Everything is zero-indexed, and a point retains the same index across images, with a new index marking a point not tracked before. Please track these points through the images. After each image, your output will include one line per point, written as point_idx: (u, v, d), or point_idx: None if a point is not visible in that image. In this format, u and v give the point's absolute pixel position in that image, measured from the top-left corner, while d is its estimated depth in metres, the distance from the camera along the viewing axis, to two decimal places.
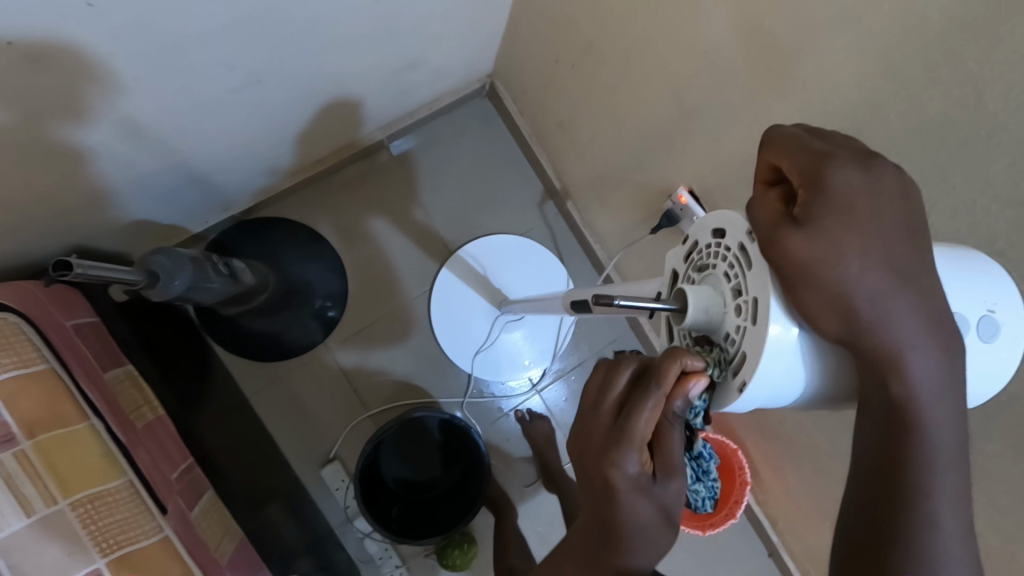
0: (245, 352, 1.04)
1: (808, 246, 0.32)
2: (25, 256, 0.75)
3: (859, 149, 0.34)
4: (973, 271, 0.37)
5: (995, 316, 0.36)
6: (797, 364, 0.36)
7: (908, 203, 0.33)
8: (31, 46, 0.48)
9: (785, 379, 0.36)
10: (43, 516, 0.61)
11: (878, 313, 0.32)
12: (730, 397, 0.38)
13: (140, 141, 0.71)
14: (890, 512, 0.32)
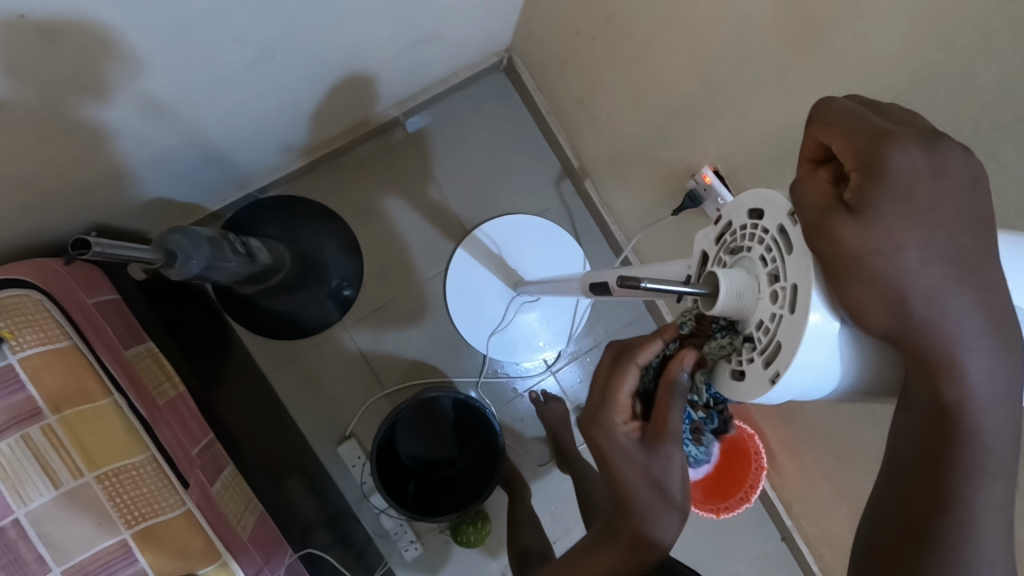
0: (261, 330, 1.05)
1: (859, 236, 0.30)
2: (46, 233, 0.75)
3: (925, 127, 0.31)
4: None
5: None
6: (835, 356, 0.34)
7: (977, 188, 0.30)
8: (43, 20, 0.47)
9: (822, 372, 0.34)
10: (71, 488, 0.63)
11: (934, 310, 0.30)
12: (760, 389, 0.36)
13: (156, 117, 0.70)
14: (927, 515, 0.31)
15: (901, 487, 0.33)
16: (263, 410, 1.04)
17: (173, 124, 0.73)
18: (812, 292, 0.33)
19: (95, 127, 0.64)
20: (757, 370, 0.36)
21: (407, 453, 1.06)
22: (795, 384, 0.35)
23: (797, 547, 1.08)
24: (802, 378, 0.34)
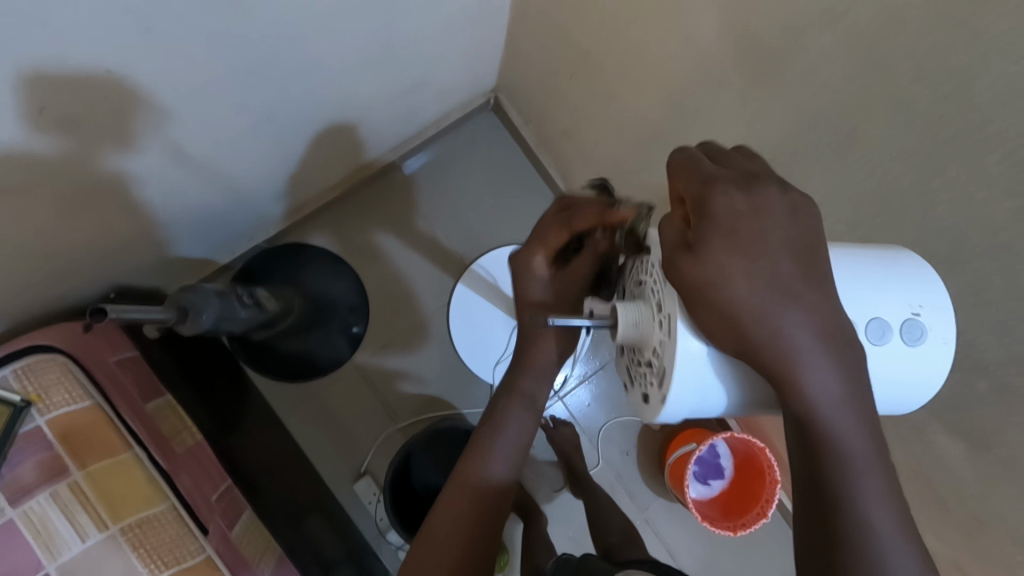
0: (274, 374, 1.08)
1: (698, 270, 0.38)
2: (69, 298, 0.80)
3: (745, 172, 0.39)
4: (905, 279, 0.43)
5: (920, 320, 0.42)
6: (712, 373, 0.42)
7: (795, 219, 0.38)
8: (61, 112, 0.52)
9: (703, 387, 0.43)
10: (98, 540, 0.67)
11: (769, 327, 0.37)
12: (659, 408, 0.45)
13: (175, 175, 0.75)
14: (830, 517, 0.37)
15: (802, 489, 0.39)
16: (278, 455, 1.05)
17: (183, 188, 0.78)
18: (680, 321, 0.42)
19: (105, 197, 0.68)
20: (655, 392, 0.45)
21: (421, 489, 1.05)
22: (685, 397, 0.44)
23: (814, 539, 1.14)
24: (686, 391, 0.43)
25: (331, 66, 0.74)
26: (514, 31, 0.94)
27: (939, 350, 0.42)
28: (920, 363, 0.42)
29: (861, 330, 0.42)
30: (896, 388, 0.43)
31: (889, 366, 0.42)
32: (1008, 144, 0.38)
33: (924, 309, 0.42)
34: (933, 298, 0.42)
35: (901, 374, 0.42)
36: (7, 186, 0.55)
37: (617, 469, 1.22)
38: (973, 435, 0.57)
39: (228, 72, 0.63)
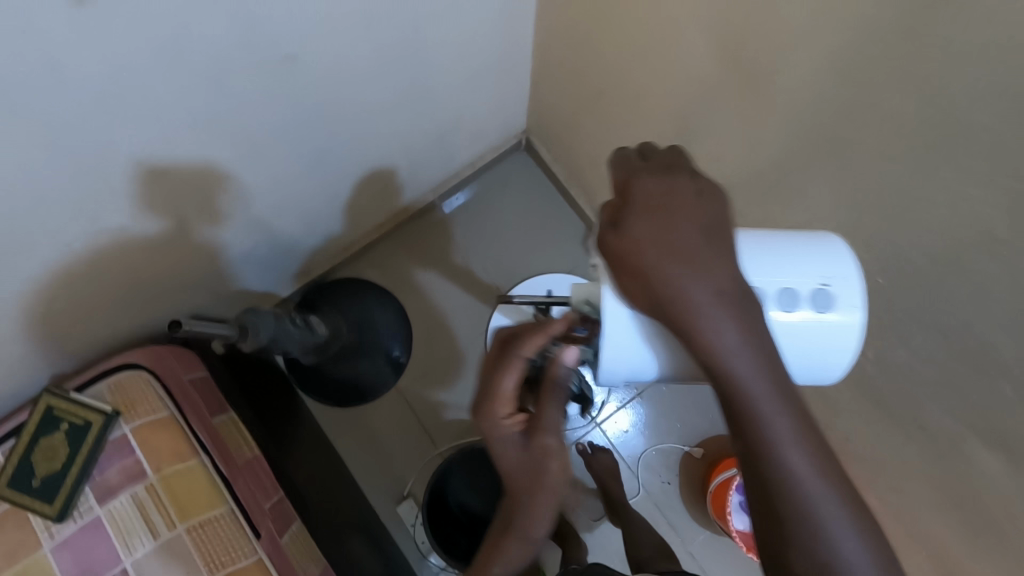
0: (324, 398, 1.16)
1: (621, 242, 0.41)
2: (155, 324, 0.93)
3: (665, 163, 0.45)
4: (834, 246, 0.45)
5: (830, 289, 0.43)
6: (637, 336, 0.45)
7: (704, 198, 0.42)
8: (155, 163, 0.63)
9: (634, 353, 0.46)
10: (167, 538, 0.76)
11: (675, 286, 0.39)
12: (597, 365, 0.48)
13: (247, 215, 0.86)
14: (756, 462, 0.38)
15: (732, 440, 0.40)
16: (326, 474, 1.13)
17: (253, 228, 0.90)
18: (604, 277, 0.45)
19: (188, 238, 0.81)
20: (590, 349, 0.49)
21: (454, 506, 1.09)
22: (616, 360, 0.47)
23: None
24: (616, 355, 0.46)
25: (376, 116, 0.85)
26: (539, 77, 1.03)
27: (846, 314, 0.43)
28: (833, 328, 0.43)
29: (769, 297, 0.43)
30: (811, 354, 0.44)
31: (801, 330, 0.43)
32: (980, 138, 0.40)
33: (834, 281, 0.43)
34: (844, 272, 0.43)
35: (810, 339, 0.43)
36: (114, 223, 0.67)
37: (656, 499, 1.21)
38: (1003, 444, 0.55)
39: (288, 124, 0.74)
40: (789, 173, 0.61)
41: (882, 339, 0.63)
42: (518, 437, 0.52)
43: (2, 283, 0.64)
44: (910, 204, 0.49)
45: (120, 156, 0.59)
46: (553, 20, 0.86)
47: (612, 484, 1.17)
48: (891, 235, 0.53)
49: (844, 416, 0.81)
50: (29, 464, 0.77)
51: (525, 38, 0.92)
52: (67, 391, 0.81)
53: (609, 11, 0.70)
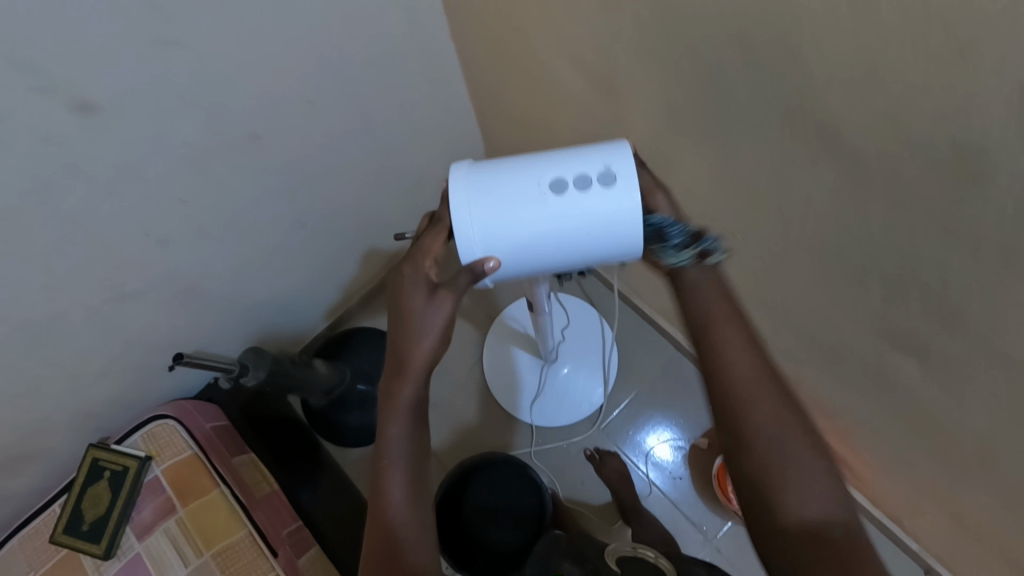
0: (342, 442, 1.20)
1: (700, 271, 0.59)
2: (179, 386, 1.06)
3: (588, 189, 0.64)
4: (608, 150, 0.59)
5: (608, 169, 0.57)
6: (489, 239, 0.57)
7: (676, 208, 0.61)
8: (159, 235, 0.78)
9: (489, 245, 0.58)
10: (195, 563, 0.87)
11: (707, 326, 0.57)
12: (468, 254, 0.58)
13: (249, 282, 0.99)
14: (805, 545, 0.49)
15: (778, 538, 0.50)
16: (350, 515, 1.13)
17: (254, 296, 1.02)
18: (465, 193, 0.57)
19: (200, 308, 0.94)
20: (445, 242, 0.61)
21: (473, 513, 1.14)
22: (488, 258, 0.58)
23: (908, 544, 1.03)
24: (487, 250, 0.58)
25: (349, 181, 1.00)
26: (484, 136, 1.16)
27: (624, 188, 0.56)
28: (615, 198, 0.56)
29: (549, 186, 0.57)
30: (612, 217, 0.57)
31: (576, 207, 0.57)
32: (743, 76, 0.50)
33: (612, 164, 0.57)
34: (619, 158, 0.58)
35: (606, 209, 0.57)
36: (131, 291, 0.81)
37: (672, 499, 1.19)
38: (912, 344, 0.60)
39: (270, 196, 0.88)
40: (660, 156, 0.71)
41: (796, 277, 0.68)
42: (424, 292, 0.61)
43: (49, 348, 0.78)
44: (754, 150, 0.56)
45: (132, 233, 0.75)
46: (477, 82, 1.01)
47: (623, 486, 1.15)
48: (740, 177, 0.61)
49: (810, 369, 0.83)
50: (80, 512, 0.89)
51: (463, 102, 1.08)
52: (109, 445, 0.94)
53: (508, 59, 0.84)
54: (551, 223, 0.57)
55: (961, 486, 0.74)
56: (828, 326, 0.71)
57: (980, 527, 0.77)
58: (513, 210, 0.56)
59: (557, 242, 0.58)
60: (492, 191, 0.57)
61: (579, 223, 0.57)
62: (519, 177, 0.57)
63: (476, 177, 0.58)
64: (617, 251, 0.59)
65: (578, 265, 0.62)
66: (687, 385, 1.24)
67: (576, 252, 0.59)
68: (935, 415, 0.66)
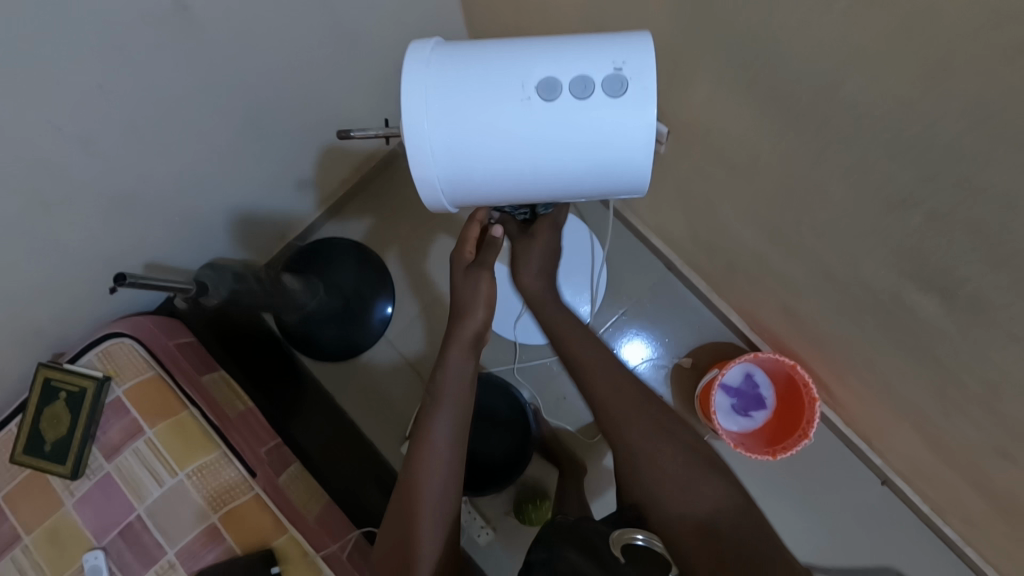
0: (316, 356, 1.14)
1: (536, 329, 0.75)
2: (132, 300, 0.97)
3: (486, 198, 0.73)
4: (614, 46, 0.51)
5: (619, 73, 0.49)
6: (446, 151, 0.52)
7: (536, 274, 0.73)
8: (77, 129, 0.64)
9: (443, 159, 0.52)
10: (171, 484, 0.85)
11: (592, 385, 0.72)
12: (423, 169, 0.53)
13: (198, 184, 0.85)
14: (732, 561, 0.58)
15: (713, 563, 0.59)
16: (331, 429, 1.13)
17: (206, 200, 0.90)
18: (422, 94, 0.51)
19: (148, 217, 0.83)
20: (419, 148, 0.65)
21: None
22: (451, 173, 0.53)
23: (872, 460, 1.06)
24: (450, 160, 0.52)
25: (304, 64, 0.83)
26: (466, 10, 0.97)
27: (634, 95, 0.49)
28: (625, 114, 0.49)
29: (535, 89, 0.50)
30: (616, 136, 0.50)
31: (565, 118, 0.50)
32: None
33: (624, 66, 0.49)
34: (638, 59, 0.50)
35: (605, 123, 0.50)
36: (55, 198, 0.68)
37: None
38: (937, 278, 0.55)
39: (207, 79, 0.73)
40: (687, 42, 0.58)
41: (821, 198, 0.61)
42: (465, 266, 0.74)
43: None
44: (811, 42, 0.46)
45: (41, 127, 0.61)
46: None
47: None
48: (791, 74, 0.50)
49: (812, 296, 0.78)
50: (39, 432, 0.85)
51: None
52: (61, 364, 0.87)
53: None
54: (528, 138, 0.51)
55: (950, 419, 0.73)
56: (846, 254, 0.65)
57: (956, 452, 0.77)
58: (483, 113, 0.50)
59: (534, 158, 0.52)
60: (466, 86, 0.51)
61: (565, 140, 0.51)
62: (501, 75, 0.51)
63: (449, 68, 0.51)
64: (620, 177, 0.54)
65: (556, 194, 0.56)
66: (677, 304, 1.20)
67: (557, 174, 0.53)
68: (940, 346, 0.63)
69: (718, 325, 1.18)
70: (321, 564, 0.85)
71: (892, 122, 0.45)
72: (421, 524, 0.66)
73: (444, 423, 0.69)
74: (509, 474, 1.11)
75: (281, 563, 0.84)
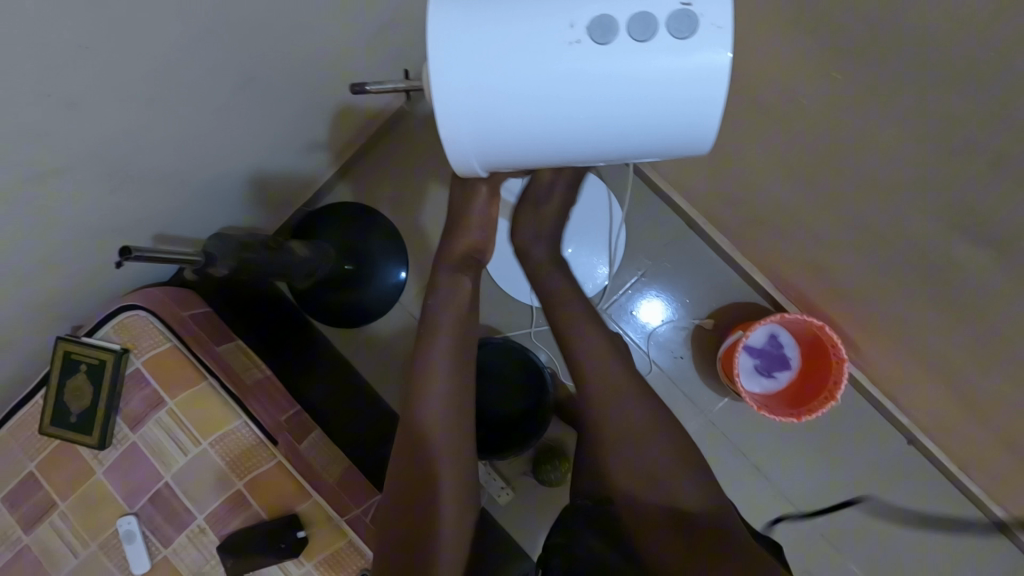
0: (333, 323, 1.13)
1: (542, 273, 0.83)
2: (143, 271, 0.96)
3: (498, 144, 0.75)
4: None
5: (689, 9, 0.44)
6: (479, 105, 0.48)
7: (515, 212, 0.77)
8: (65, 93, 0.60)
9: (474, 115, 0.49)
10: (195, 452, 0.86)
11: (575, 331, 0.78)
12: (453, 126, 0.50)
13: (197, 147, 0.82)
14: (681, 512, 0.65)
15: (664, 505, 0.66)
16: (349, 395, 1.13)
17: (208, 163, 0.86)
18: (458, 36, 0.46)
19: (152, 183, 0.80)
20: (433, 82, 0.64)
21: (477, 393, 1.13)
22: (489, 128, 0.50)
23: (898, 419, 1.02)
24: (490, 114, 0.48)
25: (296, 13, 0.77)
26: None
27: (705, 38, 0.44)
28: (688, 58, 0.45)
29: (586, 31, 0.45)
30: (677, 85, 0.46)
31: (624, 64, 0.45)
32: None
33: (695, 1, 0.44)
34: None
35: (666, 69, 0.45)
36: (51, 167, 0.65)
37: (671, 375, 1.14)
38: (997, 229, 0.50)
39: (195, 36, 0.68)
40: None
41: (870, 144, 0.55)
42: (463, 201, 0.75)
43: None
44: None
45: (28, 92, 0.57)
46: None
47: None
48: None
49: (846, 252, 0.73)
50: (64, 403, 0.86)
51: None
52: (78, 338, 0.87)
53: None
54: (579, 90, 0.47)
55: (992, 380, 0.69)
56: (890, 204, 0.60)
57: (993, 413, 0.74)
58: (528, 60, 0.46)
59: (583, 113, 0.48)
60: (509, 26, 0.46)
61: (621, 92, 0.46)
62: (550, 11, 0.45)
63: (490, 4, 0.46)
64: (677, 133, 0.49)
65: (600, 151, 0.52)
66: (699, 263, 1.14)
67: (604, 130, 0.49)
68: (990, 303, 0.59)
69: (742, 284, 1.13)
70: (345, 527, 0.86)
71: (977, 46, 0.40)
72: (441, 453, 0.65)
73: (441, 349, 0.69)
74: (526, 438, 1.11)
75: (306, 527, 0.86)
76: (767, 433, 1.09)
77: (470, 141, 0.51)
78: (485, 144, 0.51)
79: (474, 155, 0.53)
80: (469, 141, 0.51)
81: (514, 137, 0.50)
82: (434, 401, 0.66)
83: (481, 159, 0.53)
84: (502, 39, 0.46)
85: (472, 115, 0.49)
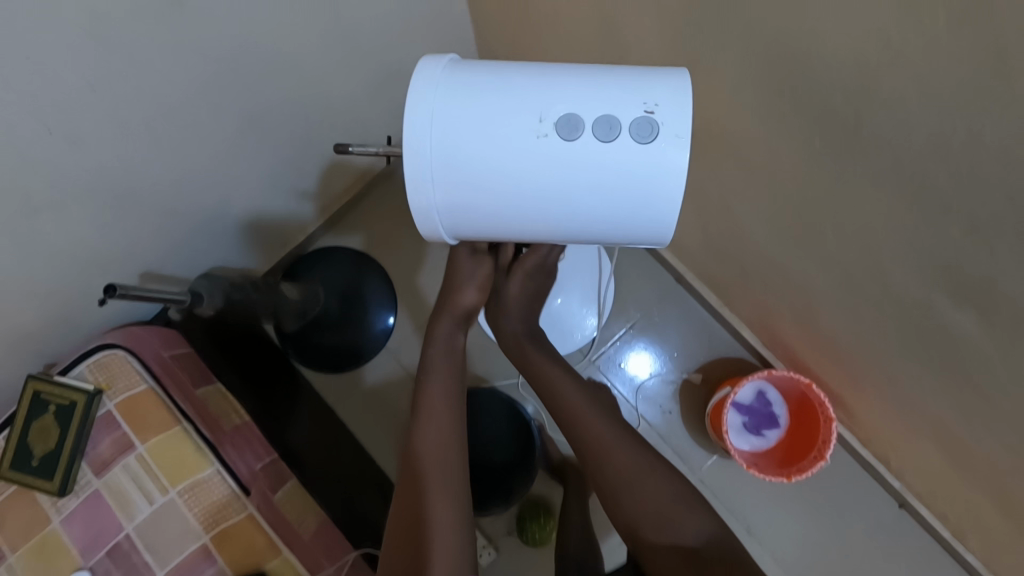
0: (318, 368, 1.11)
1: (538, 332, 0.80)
2: (128, 308, 0.94)
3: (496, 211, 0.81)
4: (651, 83, 0.48)
5: (653, 116, 0.47)
6: (448, 181, 0.49)
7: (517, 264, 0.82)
8: (67, 129, 0.61)
9: (445, 190, 0.50)
10: (163, 502, 0.81)
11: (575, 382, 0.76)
12: (422, 197, 0.50)
13: (197, 184, 0.83)
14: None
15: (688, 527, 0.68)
16: (331, 444, 1.10)
17: (204, 201, 0.87)
18: (436, 114, 0.48)
19: (147, 218, 0.80)
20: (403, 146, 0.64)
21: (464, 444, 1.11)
22: (458, 202, 0.50)
23: (889, 481, 1.00)
24: (459, 189, 0.49)
25: (301, 64, 0.80)
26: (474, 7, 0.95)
27: (669, 142, 0.46)
28: (648, 161, 0.47)
29: (554, 125, 0.47)
30: (637, 182, 0.47)
31: (589, 160, 0.47)
32: None
33: (658, 110, 0.47)
34: (669, 100, 0.47)
35: (626, 168, 0.47)
36: (48, 200, 0.65)
37: (661, 431, 1.12)
38: (972, 292, 0.52)
39: (201, 81, 0.70)
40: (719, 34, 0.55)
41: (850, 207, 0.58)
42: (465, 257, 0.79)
43: None
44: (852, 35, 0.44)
45: (29, 126, 0.58)
46: None
47: None
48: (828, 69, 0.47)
49: (835, 311, 0.75)
50: (28, 446, 0.82)
51: None
52: (52, 376, 0.84)
53: None
54: (545, 177, 0.48)
55: (980, 442, 0.69)
56: (873, 266, 0.62)
57: (981, 475, 0.73)
58: (497, 145, 0.48)
59: (546, 201, 0.49)
60: (480, 113, 0.48)
61: (586, 182, 0.48)
62: (518, 104, 0.48)
63: (459, 90, 0.49)
64: (635, 227, 0.51)
65: (562, 235, 0.54)
66: (687, 317, 1.15)
67: (567, 216, 0.51)
68: (972, 363, 0.59)
69: (730, 340, 1.13)
70: None
71: (939, 119, 0.43)
72: (435, 493, 0.65)
73: (438, 392, 0.72)
74: (511, 493, 1.08)
75: None
76: (757, 493, 1.07)
77: (436, 212, 0.52)
78: (450, 218, 0.52)
79: (440, 226, 0.54)
80: (434, 212, 0.52)
81: (478, 211, 0.51)
82: (425, 434, 0.69)
83: (447, 229, 0.54)
84: (476, 124, 0.48)
85: (441, 187, 0.50)
